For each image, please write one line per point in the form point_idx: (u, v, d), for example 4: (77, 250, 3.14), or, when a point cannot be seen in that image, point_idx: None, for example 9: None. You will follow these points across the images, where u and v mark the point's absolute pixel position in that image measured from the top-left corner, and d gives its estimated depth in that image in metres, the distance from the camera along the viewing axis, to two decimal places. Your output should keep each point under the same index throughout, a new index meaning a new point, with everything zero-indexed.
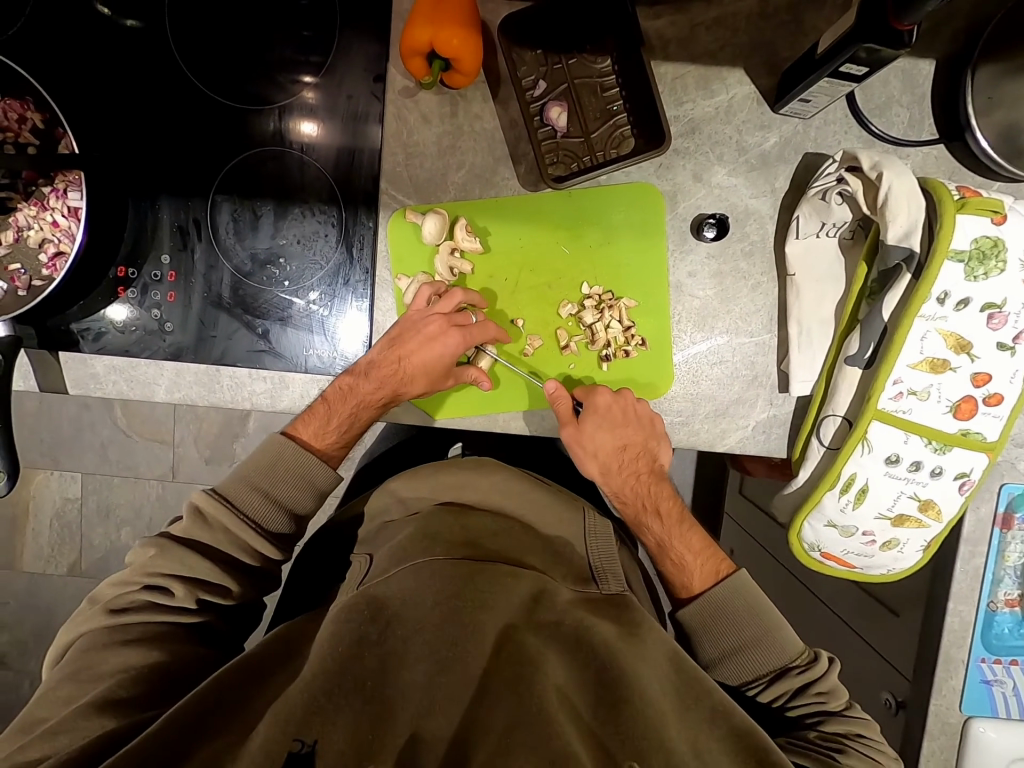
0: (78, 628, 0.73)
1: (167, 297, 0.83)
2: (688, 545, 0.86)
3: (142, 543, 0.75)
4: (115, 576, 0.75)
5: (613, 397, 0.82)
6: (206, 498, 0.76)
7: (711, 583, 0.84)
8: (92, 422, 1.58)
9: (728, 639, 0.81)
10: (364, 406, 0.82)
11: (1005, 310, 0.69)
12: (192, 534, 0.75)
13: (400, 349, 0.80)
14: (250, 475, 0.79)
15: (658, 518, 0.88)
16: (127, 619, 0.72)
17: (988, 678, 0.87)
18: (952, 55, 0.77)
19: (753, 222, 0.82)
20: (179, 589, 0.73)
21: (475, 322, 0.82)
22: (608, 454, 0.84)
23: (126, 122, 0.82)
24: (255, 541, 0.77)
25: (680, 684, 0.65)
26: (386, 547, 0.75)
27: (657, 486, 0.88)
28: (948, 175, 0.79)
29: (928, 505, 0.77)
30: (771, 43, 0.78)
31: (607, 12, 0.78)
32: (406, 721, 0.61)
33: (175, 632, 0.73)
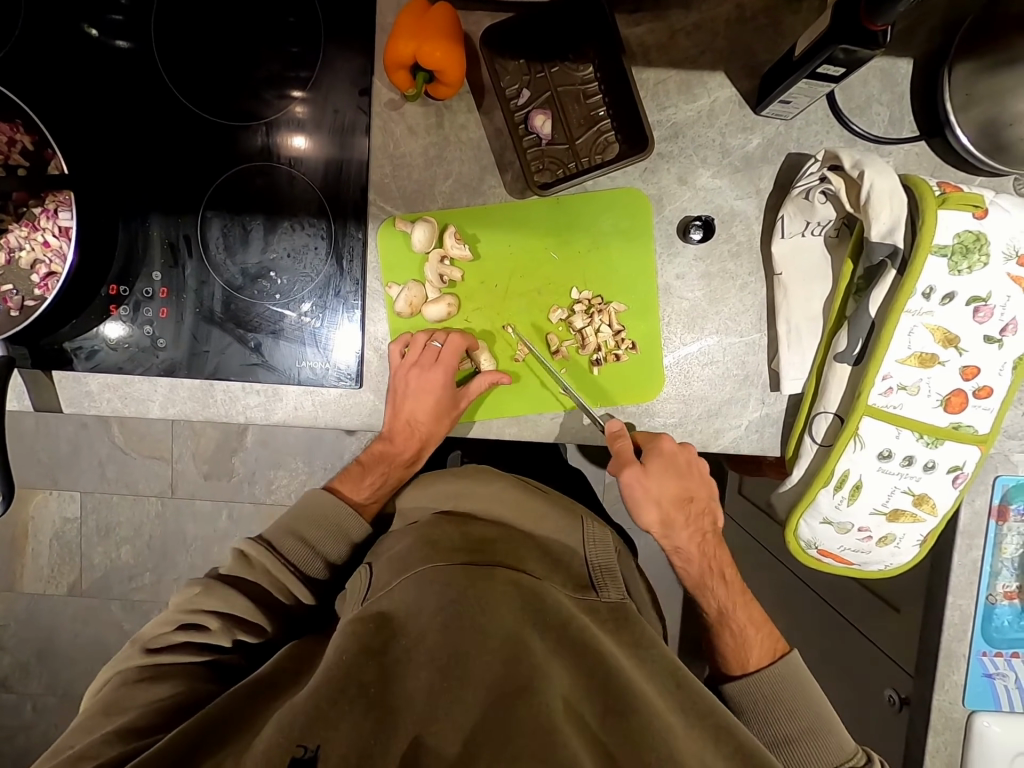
0: (114, 668, 0.72)
1: (159, 313, 0.83)
2: (750, 617, 0.87)
3: (189, 582, 0.77)
4: (158, 617, 0.75)
5: (678, 447, 0.82)
6: (252, 544, 0.81)
7: (769, 659, 0.86)
8: (90, 441, 1.58)
9: (787, 724, 0.80)
10: (394, 467, 0.91)
11: (991, 303, 0.70)
12: (235, 574, 0.79)
13: (404, 413, 0.84)
14: (290, 523, 0.85)
15: (723, 582, 0.88)
16: (163, 658, 0.71)
17: (990, 671, 0.87)
18: (930, 53, 0.78)
19: (739, 223, 0.82)
20: (216, 624, 0.73)
21: (441, 347, 0.82)
22: (671, 505, 0.83)
23: (116, 142, 0.83)
24: (292, 582, 0.79)
25: (681, 697, 0.66)
26: (386, 559, 0.77)
27: (719, 550, 0.89)
28: (930, 171, 0.80)
29: (923, 499, 0.77)
30: (751, 46, 0.79)
31: (588, 20, 0.79)
32: (409, 725, 0.59)
33: (206, 673, 0.71)
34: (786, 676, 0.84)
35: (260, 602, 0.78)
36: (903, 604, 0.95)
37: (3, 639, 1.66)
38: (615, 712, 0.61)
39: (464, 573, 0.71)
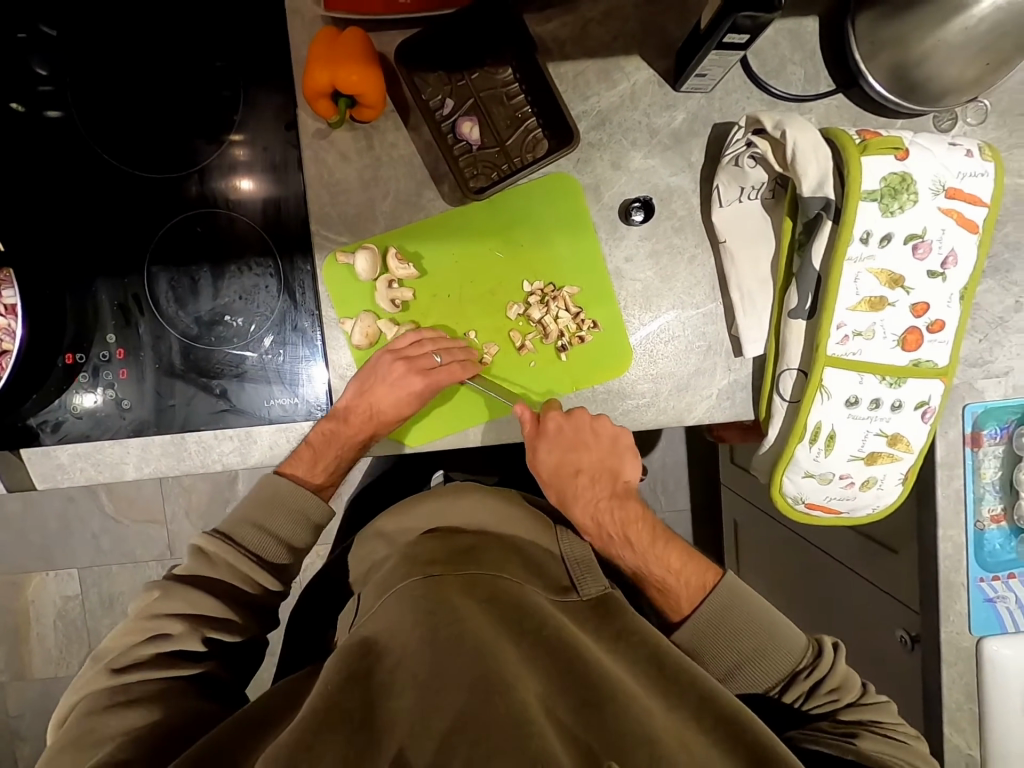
0: (80, 691, 0.72)
1: (119, 375, 0.82)
2: (665, 565, 0.82)
3: (147, 589, 0.77)
4: (116, 633, 0.75)
5: (565, 419, 0.82)
6: (207, 538, 0.80)
7: (700, 598, 0.81)
8: (80, 515, 1.56)
9: (727, 656, 0.77)
10: (345, 450, 0.84)
11: (927, 239, 0.72)
12: (194, 571, 0.78)
13: (368, 396, 0.81)
14: (250, 513, 0.83)
15: (631, 543, 0.84)
16: (128, 679, 0.71)
17: (991, 595, 0.88)
18: (833, 8, 0.80)
19: (679, 199, 0.84)
20: (180, 628, 0.74)
21: (438, 363, 0.81)
22: (550, 473, 0.84)
23: (50, 212, 0.82)
24: (254, 570, 0.80)
25: (665, 679, 0.65)
26: (372, 583, 0.78)
27: (623, 508, 0.86)
28: (852, 121, 0.82)
29: (896, 438, 0.79)
30: (660, 26, 0.81)
31: (497, 24, 0.80)
32: (393, 743, 0.56)
33: (176, 687, 0.72)
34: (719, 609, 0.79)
35: (228, 601, 0.78)
36: (899, 544, 0.96)
37: (21, 729, 1.63)
38: (594, 709, 0.60)
39: (441, 585, 0.71)
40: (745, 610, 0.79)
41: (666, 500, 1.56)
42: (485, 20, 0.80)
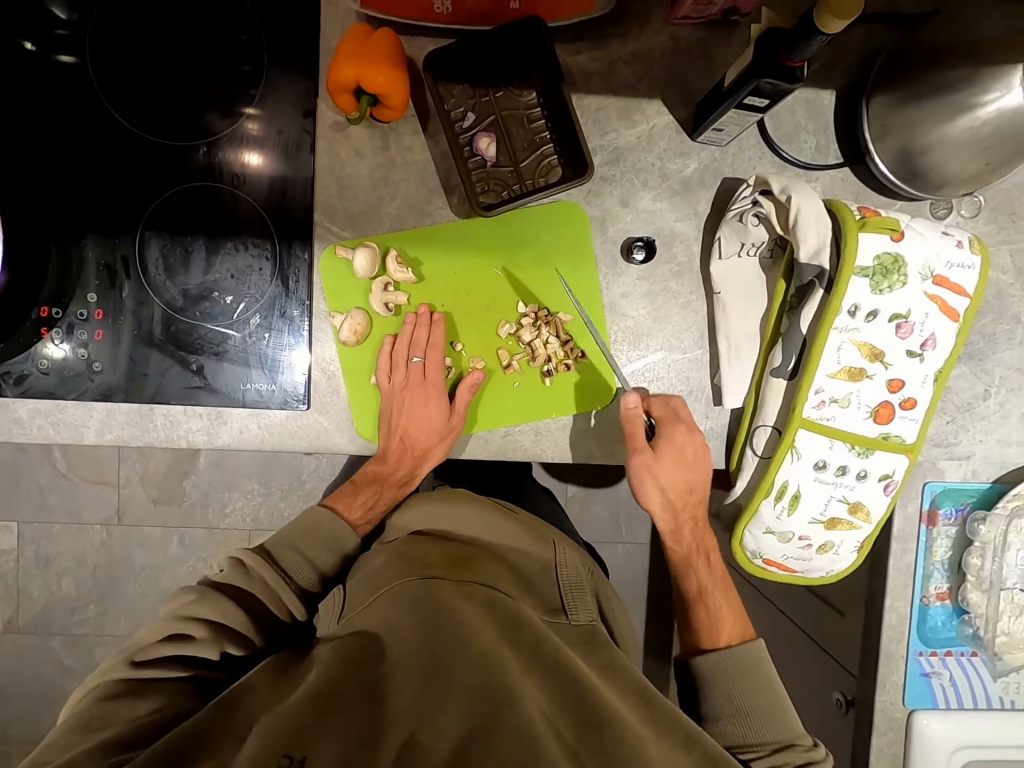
0: (96, 680, 0.66)
1: (94, 336, 0.80)
2: (727, 600, 0.87)
3: (183, 591, 0.73)
4: (143, 632, 0.70)
5: (688, 436, 0.82)
6: (250, 554, 0.79)
7: (739, 640, 0.84)
8: (28, 467, 1.50)
9: (740, 697, 0.79)
10: (388, 486, 0.89)
11: (911, 320, 0.74)
12: (230, 583, 0.75)
13: (399, 430, 0.84)
14: (287, 536, 0.83)
15: (708, 564, 0.88)
16: (147, 671, 0.65)
17: (927, 670, 0.90)
18: (850, 86, 0.83)
19: (680, 244, 0.85)
20: (203, 633, 0.69)
21: (421, 357, 0.83)
22: (672, 489, 0.83)
23: (48, 160, 0.80)
24: (282, 591, 0.76)
25: (659, 714, 0.63)
26: (360, 578, 0.76)
27: (705, 531, 0.89)
28: (853, 196, 0.85)
29: (857, 507, 0.81)
30: (685, 75, 0.83)
31: (528, 48, 0.79)
32: (392, 742, 0.53)
33: (185, 686, 0.65)
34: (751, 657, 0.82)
35: (257, 617, 0.73)
36: (847, 608, 0.98)
37: None
38: (596, 730, 0.57)
39: (439, 588, 0.69)
40: (761, 676, 0.80)
41: (627, 532, 1.57)
42: (515, 43, 0.79)
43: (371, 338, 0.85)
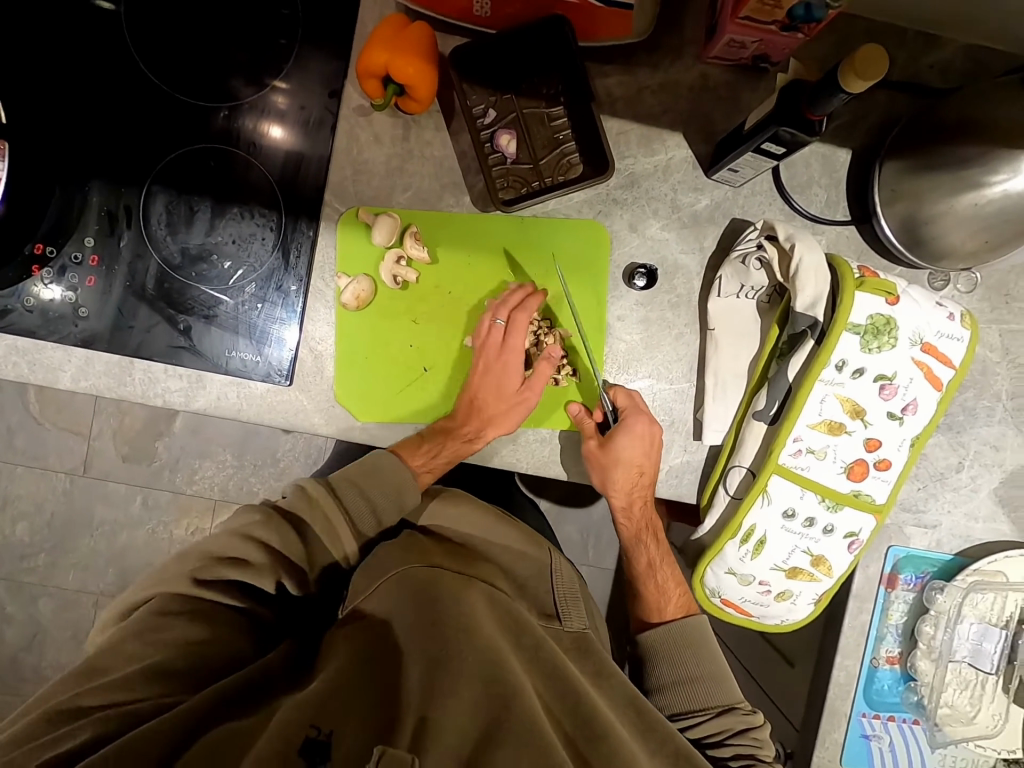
0: (155, 583, 0.70)
1: (85, 281, 0.79)
2: (672, 573, 0.91)
3: (249, 508, 0.76)
4: (202, 544, 0.72)
5: (646, 429, 0.82)
6: (316, 484, 0.79)
7: (681, 614, 0.89)
8: (0, 405, 1.48)
9: (691, 666, 0.85)
10: (457, 447, 0.84)
11: (895, 382, 0.75)
12: (294, 510, 0.77)
13: (472, 392, 0.83)
14: (348, 474, 0.81)
15: (655, 539, 0.92)
16: (203, 592, 0.69)
17: (868, 732, 0.90)
18: (867, 147, 0.85)
19: (681, 277, 0.86)
20: (260, 562, 0.71)
21: (504, 323, 0.82)
22: (626, 477, 0.84)
23: (65, 100, 0.80)
24: (341, 527, 0.78)
25: (645, 727, 0.67)
26: (359, 566, 0.75)
27: (651, 510, 0.90)
28: (856, 255, 0.86)
29: (820, 560, 0.81)
30: (708, 113, 0.84)
31: (552, 50, 0.81)
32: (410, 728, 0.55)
33: (232, 617, 0.69)
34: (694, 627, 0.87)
35: (312, 550, 0.76)
36: (798, 660, 0.99)
37: None
38: (596, 737, 0.60)
39: (445, 579, 0.70)
40: (704, 640, 0.87)
41: (593, 556, 1.56)
42: (540, 45, 0.81)
43: (373, 307, 0.84)
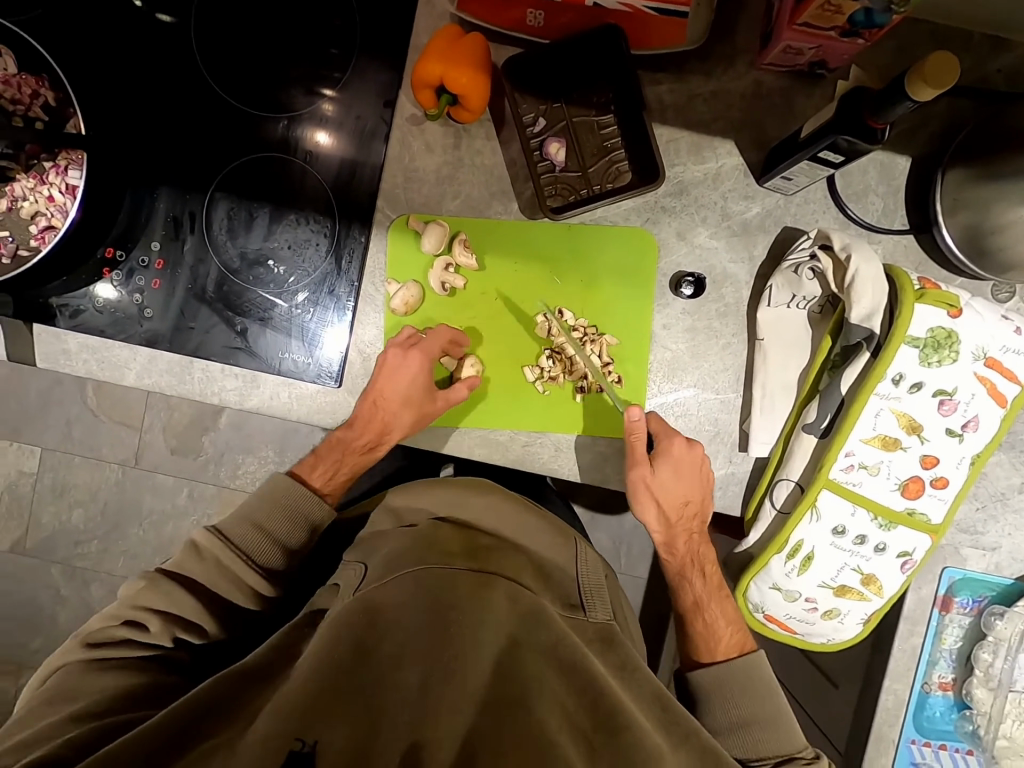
0: (60, 658, 0.72)
1: (151, 283, 0.83)
2: (724, 612, 0.84)
3: (136, 577, 0.76)
4: (104, 612, 0.74)
5: (688, 447, 0.81)
6: (205, 535, 0.78)
7: (735, 653, 0.83)
8: (61, 398, 1.56)
9: (735, 709, 0.81)
10: (352, 457, 0.85)
11: (955, 398, 0.72)
12: (181, 571, 0.76)
13: (373, 393, 0.82)
14: (254, 515, 0.80)
15: (704, 578, 0.86)
16: (105, 654, 0.70)
17: (917, 760, 0.87)
18: (928, 154, 0.82)
19: (730, 286, 0.85)
20: (156, 624, 0.72)
21: (426, 337, 0.83)
22: (670, 503, 0.83)
23: (136, 111, 0.84)
24: (245, 572, 0.77)
25: (671, 720, 0.64)
26: (380, 555, 0.73)
27: (703, 545, 0.87)
28: (915, 265, 0.83)
29: (870, 580, 0.79)
30: (762, 120, 0.83)
31: (603, 58, 0.81)
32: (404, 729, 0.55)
33: (152, 669, 0.71)
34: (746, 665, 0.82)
35: (209, 602, 0.76)
36: (842, 681, 0.96)
37: None
38: (613, 737, 0.57)
39: (459, 577, 0.68)
40: (763, 681, 0.82)
41: (626, 564, 1.54)
42: (591, 53, 0.81)
43: (420, 313, 0.86)
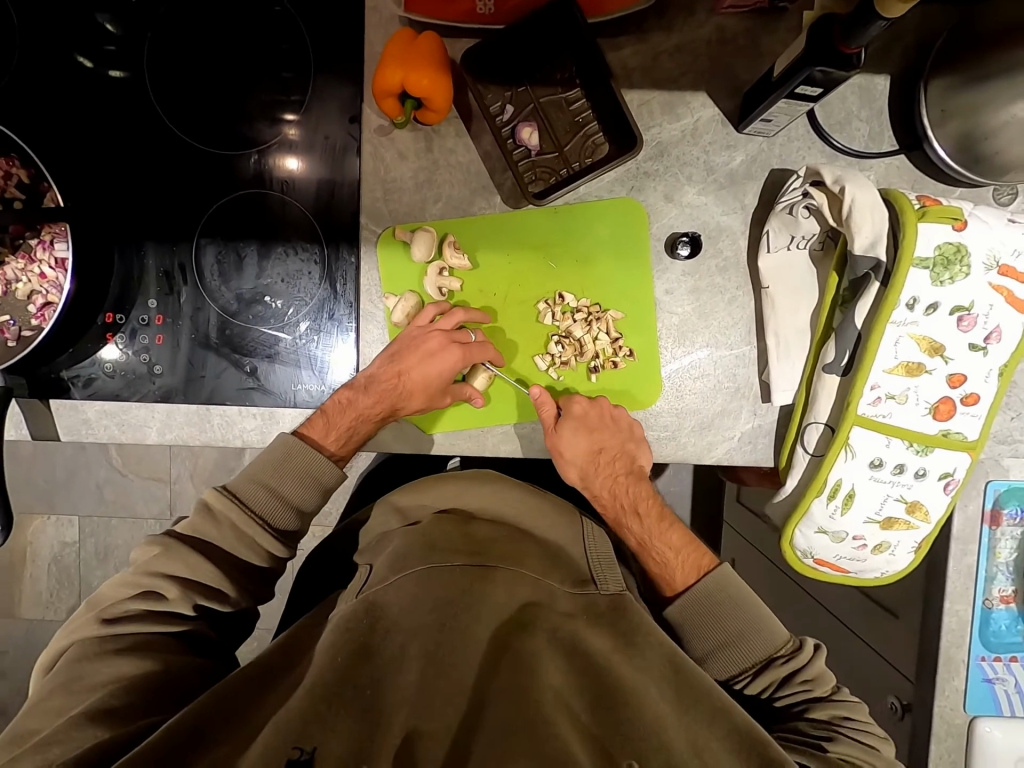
0: (72, 634, 0.74)
1: (155, 340, 0.84)
2: (668, 543, 0.87)
3: (148, 542, 0.77)
4: (113, 582, 0.76)
5: (590, 404, 0.84)
6: (216, 495, 0.79)
7: (694, 578, 0.85)
8: (87, 464, 1.58)
9: (707, 639, 0.82)
10: (360, 420, 0.83)
11: (974, 312, 0.71)
12: (198, 529, 0.78)
13: (364, 376, 0.83)
14: (257, 473, 0.81)
15: (639, 517, 0.89)
16: (119, 630, 0.73)
17: (990, 676, 0.87)
18: (906, 69, 0.80)
19: (726, 238, 0.84)
20: (174, 592, 0.74)
21: (474, 341, 0.84)
22: (587, 462, 0.85)
23: (109, 173, 0.84)
24: (259, 536, 0.79)
25: (680, 684, 0.67)
26: (384, 555, 0.77)
27: (638, 489, 0.89)
28: (910, 184, 0.82)
29: (915, 507, 0.78)
30: (731, 66, 0.81)
31: (560, 32, 0.79)
32: (401, 724, 0.64)
33: (167, 642, 0.74)
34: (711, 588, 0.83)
35: (228, 568, 0.78)
36: (902, 611, 0.95)
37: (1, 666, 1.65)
38: (608, 709, 0.65)
39: (459, 578, 0.73)
40: (733, 599, 0.82)
41: None
42: (547, 29, 0.79)
43: None
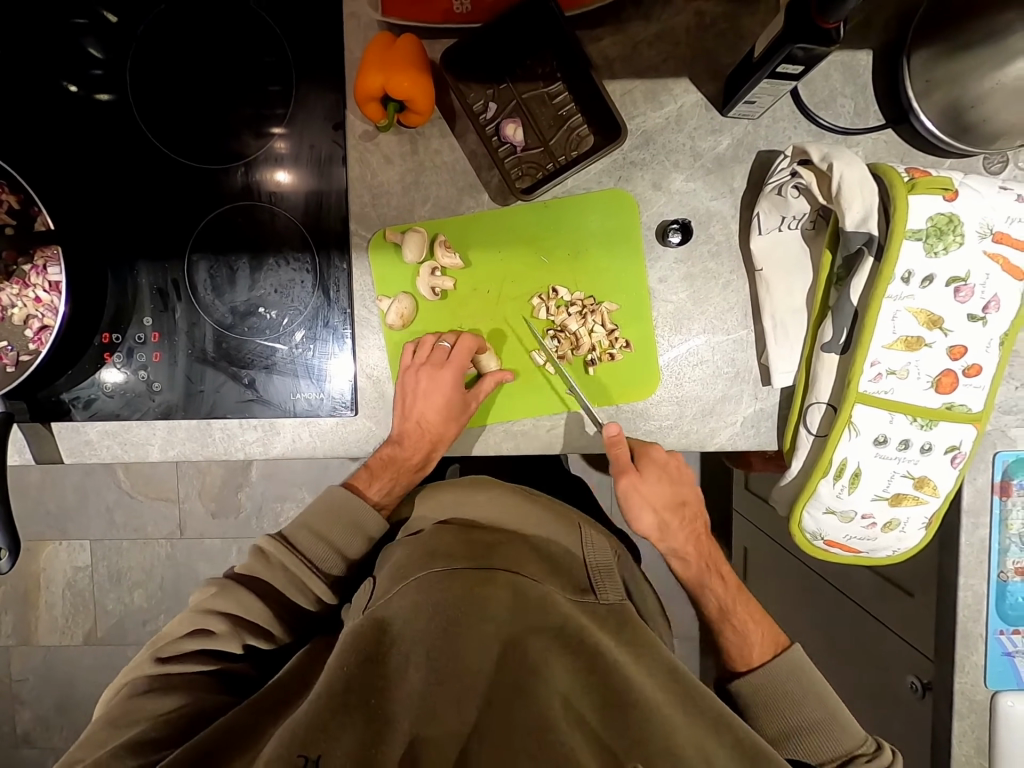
0: (129, 672, 0.74)
1: (152, 357, 0.84)
2: (750, 612, 0.86)
3: (208, 581, 0.79)
4: (174, 621, 0.77)
5: (670, 454, 0.85)
6: (271, 540, 0.81)
7: (771, 655, 0.84)
8: (96, 487, 1.58)
9: (793, 718, 0.79)
10: (402, 473, 0.86)
11: (970, 282, 0.71)
12: (253, 569, 0.79)
13: (401, 427, 0.84)
14: (306, 519, 0.83)
15: (719, 581, 0.88)
16: (170, 667, 0.73)
17: (1009, 649, 0.85)
18: (888, 43, 0.80)
19: (717, 223, 0.84)
20: (221, 627, 0.74)
21: (450, 348, 0.83)
22: (665, 513, 0.86)
23: (99, 194, 0.85)
24: (308, 578, 0.79)
25: (685, 688, 0.67)
26: (387, 568, 0.77)
27: (714, 551, 0.90)
28: (899, 157, 0.81)
29: (923, 482, 0.77)
30: (712, 50, 0.81)
31: (540, 27, 0.79)
32: (405, 734, 0.62)
33: (206, 682, 0.73)
34: (787, 667, 0.82)
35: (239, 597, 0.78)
36: (917, 588, 0.95)
37: (21, 693, 1.65)
38: (617, 708, 0.64)
39: (463, 583, 0.72)
40: (804, 678, 0.81)
41: None
42: (526, 25, 0.79)
43: (416, 324, 0.86)
